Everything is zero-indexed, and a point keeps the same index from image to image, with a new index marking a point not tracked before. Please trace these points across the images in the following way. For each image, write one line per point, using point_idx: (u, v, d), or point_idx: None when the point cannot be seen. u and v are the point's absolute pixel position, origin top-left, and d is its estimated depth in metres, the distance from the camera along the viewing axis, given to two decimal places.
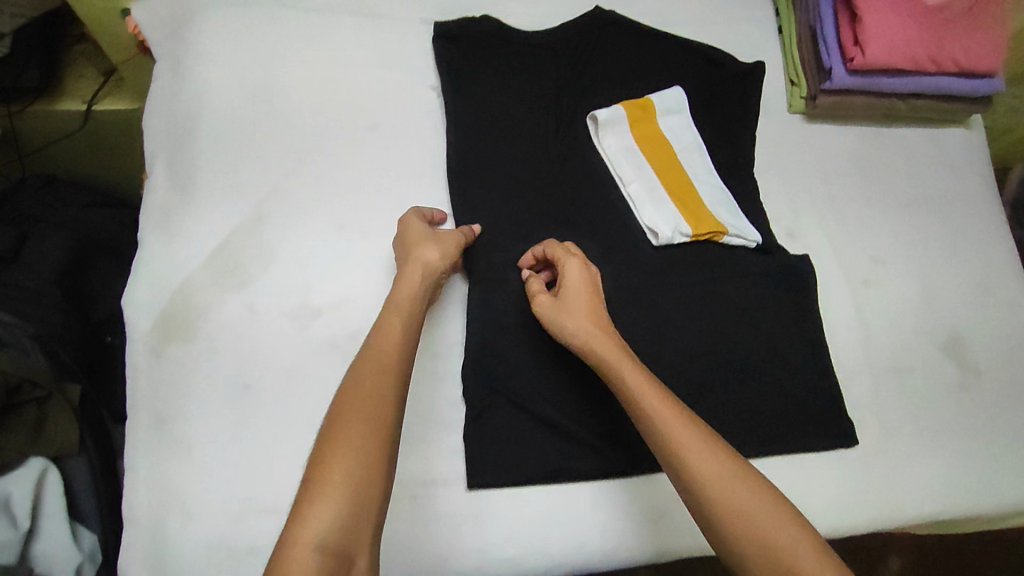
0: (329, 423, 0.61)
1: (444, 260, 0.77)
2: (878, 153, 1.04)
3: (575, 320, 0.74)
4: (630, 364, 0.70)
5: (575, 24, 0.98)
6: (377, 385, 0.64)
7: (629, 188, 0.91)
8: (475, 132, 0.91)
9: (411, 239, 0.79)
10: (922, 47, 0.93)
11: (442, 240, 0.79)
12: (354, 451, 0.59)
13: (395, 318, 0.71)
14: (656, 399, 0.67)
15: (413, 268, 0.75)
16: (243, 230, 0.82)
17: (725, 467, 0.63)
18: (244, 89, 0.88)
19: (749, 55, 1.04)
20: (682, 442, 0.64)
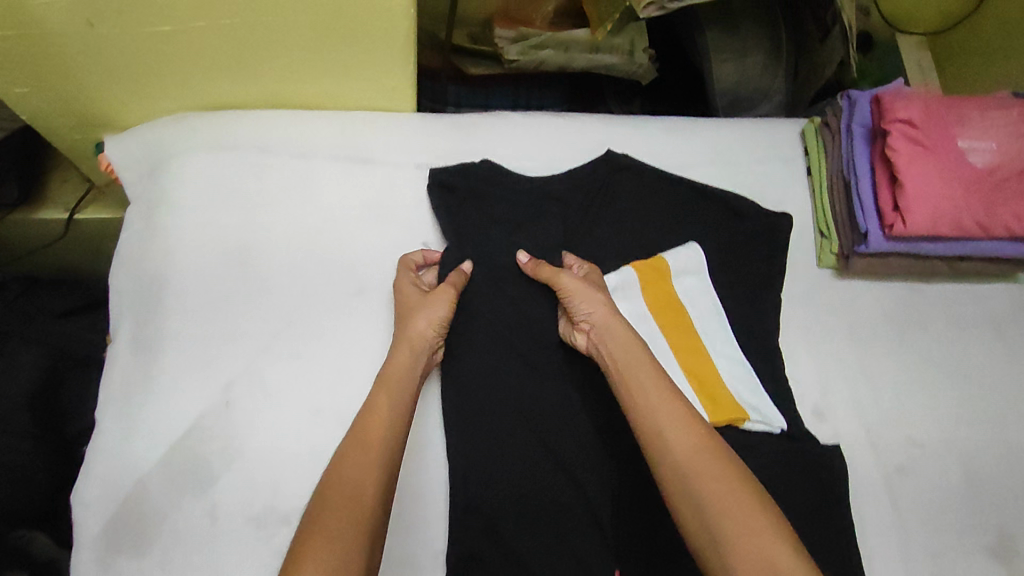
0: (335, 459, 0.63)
1: (437, 328, 0.75)
2: (918, 312, 0.94)
3: (588, 300, 0.76)
4: (633, 343, 0.73)
5: (585, 172, 0.91)
6: (385, 424, 0.66)
7: None
8: (470, 298, 0.83)
9: (403, 304, 0.77)
10: (970, 213, 0.83)
11: (432, 304, 0.76)
12: (358, 486, 0.61)
13: (383, 394, 0.69)
14: (656, 380, 0.69)
15: (403, 343, 0.73)
16: (209, 418, 0.74)
17: (709, 452, 0.62)
18: (219, 249, 0.80)
19: (775, 202, 0.95)
20: (666, 421, 0.65)
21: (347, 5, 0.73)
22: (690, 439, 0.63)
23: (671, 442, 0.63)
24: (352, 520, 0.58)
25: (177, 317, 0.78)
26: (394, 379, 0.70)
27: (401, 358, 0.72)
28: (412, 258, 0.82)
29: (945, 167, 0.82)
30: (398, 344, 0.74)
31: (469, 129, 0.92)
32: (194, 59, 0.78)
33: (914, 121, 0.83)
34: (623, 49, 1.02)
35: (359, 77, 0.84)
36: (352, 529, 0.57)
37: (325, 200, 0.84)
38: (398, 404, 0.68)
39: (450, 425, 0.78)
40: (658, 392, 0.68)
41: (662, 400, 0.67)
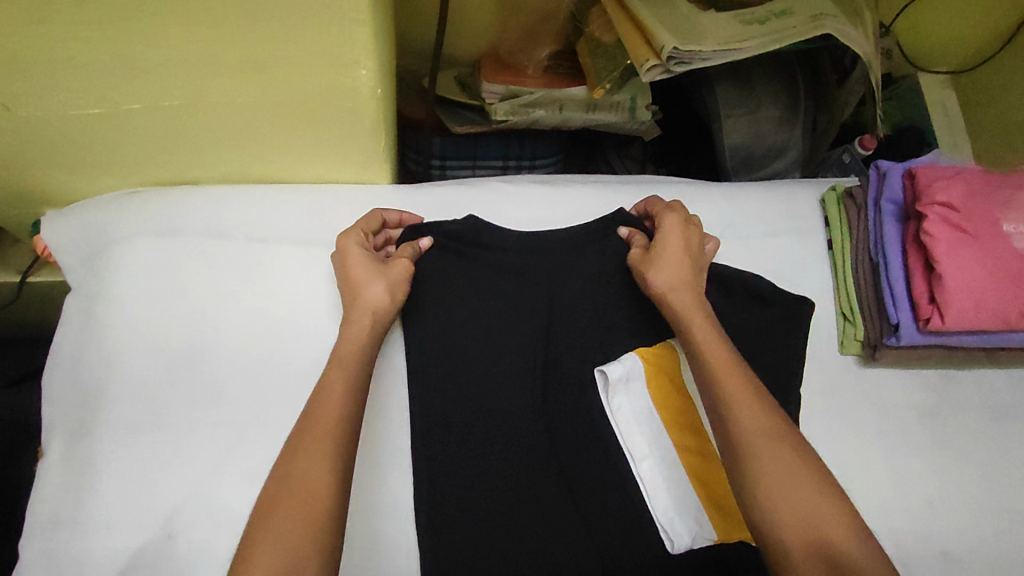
0: (286, 448, 0.57)
1: (393, 297, 0.69)
2: (954, 404, 0.84)
3: (660, 273, 0.72)
4: (702, 319, 0.69)
5: (583, 240, 0.81)
6: (337, 409, 0.59)
7: (641, 469, 0.73)
8: (447, 403, 0.73)
9: (353, 274, 0.70)
10: (1017, 305, 0.73)
11: (389, 274, 0.70)
12: (315, 475, 0.55)
13: (337, 372, 0.62)
14: (718, 351, 0.66)
15: (358, 314, 0.67)
16: (146, 555, 0.64)
17: (772, 428, 0.60)
18: (165, 352, 0.71)
19: (793, 280, 0.86)
20: (730, 392, 0.62)
21: (300, 82, 0.63)
22: (757, 415, 0.61)
23: (733, 415, 0.61)
24: (309, 517, 0.53)
25: (115, 432, 0.68)
26: (343, 360, 0.64)
27: (357, 327, 0.66)
28: (383, 216, 0.78)
29: (989, 256, 0.73)
30: (351, 313, 0.67)
31: (451, 205, 0.83)
32: (135, 140, 0.69)
33: (955, 204, 0.73)
34: (624, 105, 0.92)
35: (322, 150, 0.74)
36: (308, 523, 0.52)
37: (286, 293, 0.75)
38: (350, 377, 0.62)
39: (424, 553, 0.67)
40: (722, 364, 0.65)
41: (726, 371, 0.64)
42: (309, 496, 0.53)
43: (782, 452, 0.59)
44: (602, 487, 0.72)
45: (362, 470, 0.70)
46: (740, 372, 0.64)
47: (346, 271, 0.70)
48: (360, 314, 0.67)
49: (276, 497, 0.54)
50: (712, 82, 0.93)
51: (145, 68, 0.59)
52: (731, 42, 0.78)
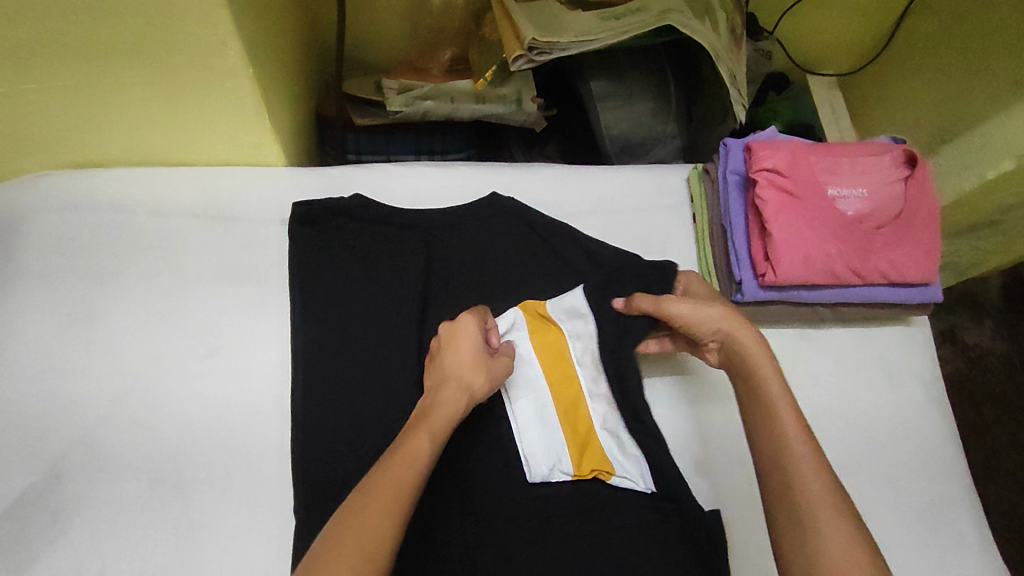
0: (357, 493, 0.53)
1: (486, 392, 0.69)
2: (805, 360, 0.93)
3: (705, 311, 0.76)
4: (781, 387, 0.68)
5: (464, 218, 0.89)
6: (417, 465, 0.57)
7: (515, 406, 0.79)
8: (325, 358, 0.79)
9: (463, 350, 0.70)
10: (843, 261, 0.82)
11: (490, 369, 0.70)
12: (378, 530, 0.51)
13: (423, 437, 0.60)
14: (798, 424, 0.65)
15: (456, 392, 0.66)
16: (33, 494, 0.70)
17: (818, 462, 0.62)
18: (62, 313, 0.77)
19: (659, 249, 0.94)
20: (779, 420, 0.65)
21: (177, 63, 0.71)
22: (810, 468, 0.61)
23: (784, 441, 0.63)
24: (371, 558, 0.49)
25: (9, 386, 0.74)
26: (434, 423, 0.62)
27: (449, 406, 0.64)
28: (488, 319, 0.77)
29: (814, 215, 0.82)
30: (442, 390, 0.66)
31: (340, 182, 0.90)
32: (36, 118, 0.77)
33: (781, 169, 0.82)
34: (509, 98, 1.02)
35: (214, 130, 0.82)
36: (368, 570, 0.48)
37: (182, 260, 0.82)
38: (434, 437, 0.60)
39: (298, 494, 0.73)
40: (780, 399, 0.67)
41: (786, 411, 0.66)
42: (374, 543, 0.50)
43: (823, 481, 0.60)
44: (467, 430, 0.78)
45: (242, 417, 0.76)
46: (792, 406, 0.66)
47: (452, 351, 0.70)
48: (449, 393, 0.66)
49: (339, 537, 0.50)
50: (586, 76, 1.02)
51: (31, 47, 0.66)
52: (586, 35, 0.88)
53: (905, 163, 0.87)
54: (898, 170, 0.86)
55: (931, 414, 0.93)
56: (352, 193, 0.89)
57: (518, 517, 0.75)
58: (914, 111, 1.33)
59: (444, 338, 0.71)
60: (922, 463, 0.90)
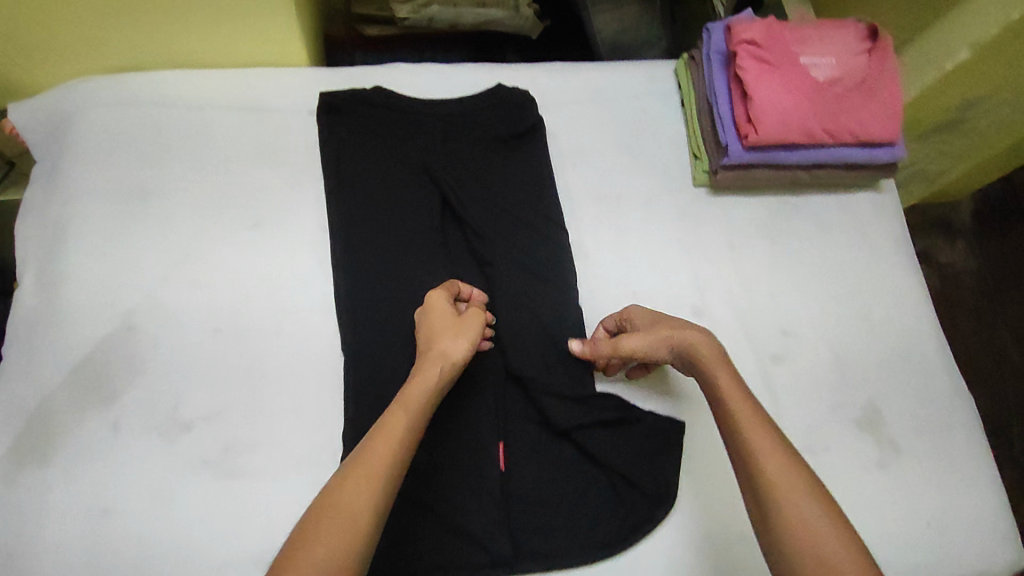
0: (337, 475, 0.60)
1: (468, 352, 0.72)
2: (789, 221, 1.02)
3: (662, 348, 0.75)
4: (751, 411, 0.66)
5: (475, 101, 0.97)
6: (393, 445, 0.62)
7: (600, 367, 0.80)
8: (359, 223, 0.88)
9: (435, 326, 0.74)
10: (817, 120, 0.92)
11: (466, 330, 0.73)
12: (351, 511, 0.57)
13: (401, 415, 0.64)
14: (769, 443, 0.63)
15: (431, 362, 0.70)
16: (112, 342, 0.79)
17: (791, 462, 0.62)
18: (121, 194, 0.86)
19: (652, 129, 1.03)
20: (749, 426, 0.64)
21: None
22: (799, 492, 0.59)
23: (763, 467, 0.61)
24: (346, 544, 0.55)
25: (79, 255, 0.82)
26: (410, 399, 0.66)
27: (426, 378, 0.68)
28: (459, 282, 0.81)
29: (790, 80, 0.91)
30: (421, 363, 0.70)
31: (359, 77, 0.98)
32: (78, 16, 0.83)
33: (757, 41, 0.92)
34: (508, 3, 1.10)
35: (242, 24, 0.90)
36: (345, 547, 0.55)
37: (221, 147, 0.90)
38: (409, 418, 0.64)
39: (346, 332, 0.83)
40: (751, 423, 0.65)
41: (764, 442, 0.63)
42: (350, 527, 0.56)
43: (807, 489, 0.60)
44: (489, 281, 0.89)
45: (288, 277, 0.85)
46: (756, 411, 0.66)
47: (427, 327, 0.74)
48: (428, 365, 0.70)
49: (319, 511, 0.57)
50: None
51: None
52: None
53: (868, 38, 0.97)
54: (863, 44, 0.96)
55: (902, 265, 1.03)
56: (371, 84, 0.97)
57: (541, 348, 0.85)
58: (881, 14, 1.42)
59: (422, 321, 0.75)
60: (898, 304, 1.00)
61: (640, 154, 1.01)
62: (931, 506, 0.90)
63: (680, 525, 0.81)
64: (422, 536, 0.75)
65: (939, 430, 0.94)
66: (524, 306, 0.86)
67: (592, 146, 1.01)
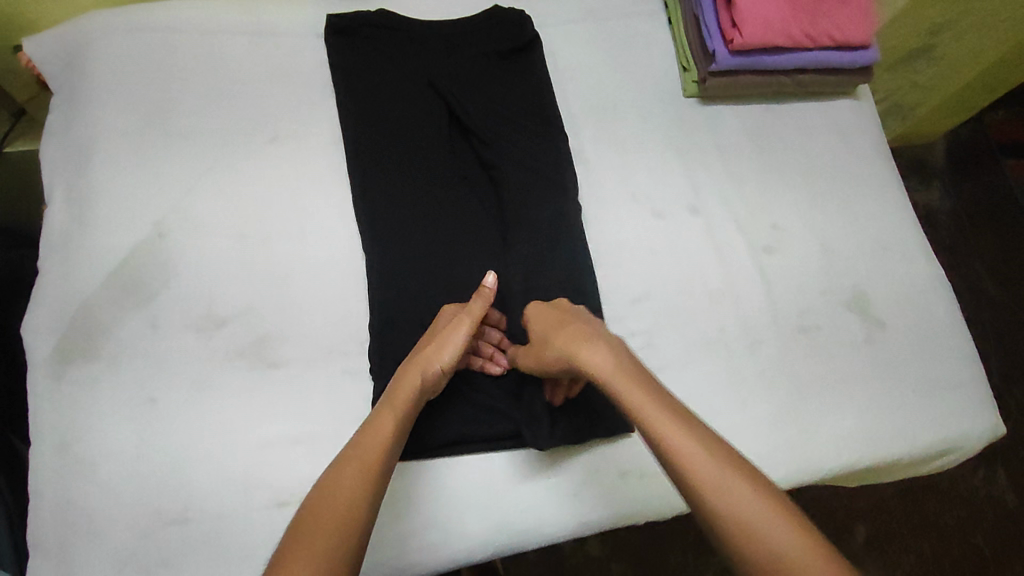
0: (330, 470, 0.63)
1: (451, 357, 0.75)
2: (775, 127, 1.08)
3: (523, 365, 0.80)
4: (676, 425, 0.62)
5: (472, 20, 1.02)
6: (382, 440, 0.66)
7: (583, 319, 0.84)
8: (371, 134, 0.92)
9: (428, 337, 0.79)
10: (796, 24, 0.98)
11: (450, 336, 0.76)
12: (347, 498, 0.60)
13: (388, 414, 0.69)
14: (700, 457, 0.59)
15: (415, 365, 0.74)
16: (144, 248, 0.82)
17: (767, 509, 0.55)
18: (143, 114, 0.89)
19: (641, 46, 1.09)
20: (709, 479, 0.57)
21: None
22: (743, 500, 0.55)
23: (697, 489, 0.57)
24: (338, 529, 0.57)
25: (106, 171, 0.86)
26: (398, 398, 0.71)
27: (410, 380, 0.73)
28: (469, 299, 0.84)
29: None
30: (405, 367, 0.75)
31: (362, 2, 1.02)
32: None
33: None
34: None
35: None
36: (338, 530, 0.57)
37: (234, 69, 0.94)
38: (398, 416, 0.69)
39: (366, 234, 0.87)
40: (679, 442, 0.60)
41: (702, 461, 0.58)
42: (342, 513, 0.58)
43: (756, 506, 0.55)
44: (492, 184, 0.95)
45: (308, 186, 0.89)
46: (691, 434, 0.61)
47: (425, 336, 0.79)
48: (412, 371, 0.74)
49: (311, 509, 0.59)
50: None
51: None
52: None
53: None
54: None
55: (879, 166, 1.10)
56: (374, 7, 1.01)
57: (548, 237, 0.91)
58: None
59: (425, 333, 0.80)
60: (880, 200, 1.06)
61: (632, 69, 1.07)
62: (923, 378, 0.95)
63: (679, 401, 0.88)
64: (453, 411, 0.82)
65: (924, 310, 1.00)
66: (530, 205, 0.92)
67: (587, 63, 1.06)
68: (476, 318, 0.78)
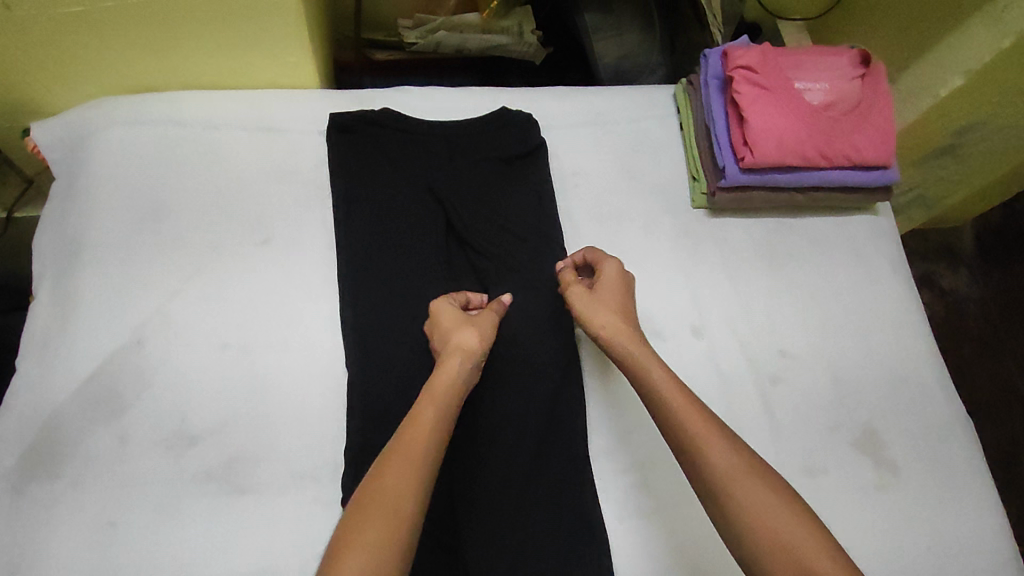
0: (374, 469, 0.65)
1: (484, 341, 0.78)
2: (786, 243, 1.04)
3: (601, 317, 0.82)
4: (687, 402, 0.74)
5: (478, 124, 1.00)
6: (428, 435, 0.67)
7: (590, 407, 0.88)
8: (364, 241, 0.90)
9: (446, 324, 0.79)
10: (811, 144, 0.94)
11: (478, 326, 0.79)
12: (396, 489, 0.62)
13: (426, 405, 0.70)
14: (707, 428, 0.71)
15: (450, 355, 0.75)
16: (121, 354, 0.80)
17: (747, 466, 0.68)
18: (137, 210, 0.88)
19: (651, 153, 1.06)
20: (705, 440, 0.70)
21: None
22: (745, 468, 0.68)
23: (701, 453, 0.69)
24: (388, 529, 0.60)
25: (93, 270, 0.84)
26: (438, 389, 0.72)
27: (447, 371, 0.74)
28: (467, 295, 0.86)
29: (784, 104, 0.94)
30: (441, 359, 0.75)
31: (367, 99, 1.01)
32: (103, 39, 0.87)
33: (754, 66, 0.95)
34: (512, 30, 1.14)
35: (259, 49, 0.93)
36: (389, 528, 0.60)
37: (234, 165, 0.93)
38: (441, 410, 0.70)
39: (350, 350, 0.84)
40: (691, 414, 0.72)
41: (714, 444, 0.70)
42: (394, 508, 0.61)
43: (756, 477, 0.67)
44: (487, 296, 0.91)
45: (297, 293, 0.87)
46: (696, 411, 0.73)
47: (439, 328, 0.79)
48: (449, 361, 0.75)
49: (363, 501, 0.62)
50: (580, 8, 1.15)
51: None
52: None
53: (861, 63, 1.00)
54: (855, 69, 0.99)
55: (896, 286, 1.04)
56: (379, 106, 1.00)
57: (525, 365, 0.87)
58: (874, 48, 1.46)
59: (433, 324, 0.81)
60: (895, 326, 1.01)
61: (640, 176, 1.04)
62: (936, 532, 0.88)
63: (672, 553, 0.81)
64: (425, 560, 0.77)
65: (941, 453, 0.93)
66: (517, 325, 0.89)
67: (592, 169, 1.04)
68: (495, 316, 0.83)
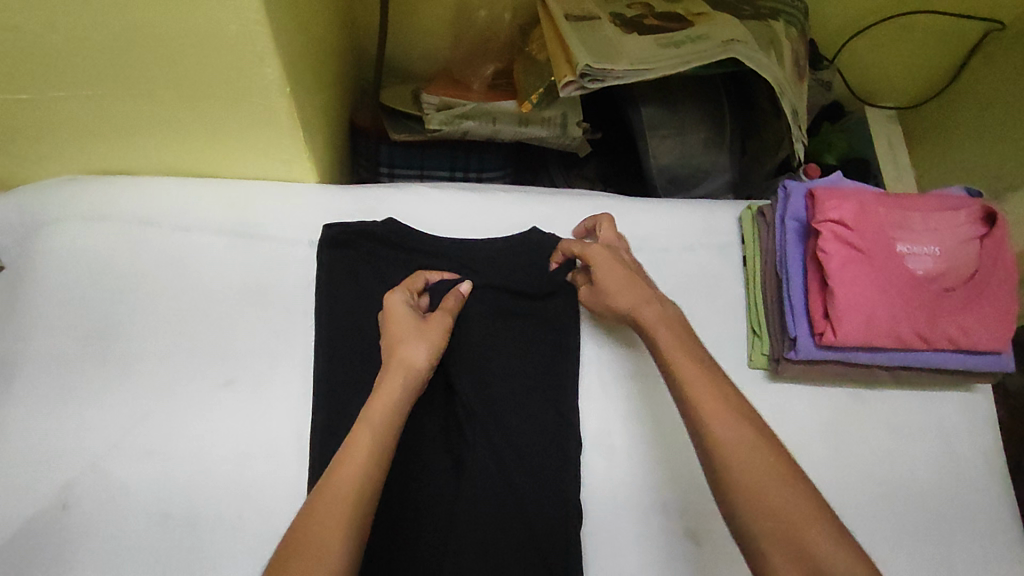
0: (302, 512, 0.52)
1: (432, 360, 0.67)
2: (859, 425, 0.85)
3: (607, 285, 0.72)
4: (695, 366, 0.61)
5: (500, 247, 0.84)
6: (361, 470, 0.55)
7: None
8: (347, 393, 0.76)
9: (394, 332, 0.69)
10: (907, 324, 0.75)
11: (428, 336, 0.68)
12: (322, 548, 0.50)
13: (364, 432, 0.58)
14: (717, 406, 0.58)
15: (394, 371, 0.64)
16: (40, 520, 0.68)
17: (757, 452, 0.55)
18: (82, 332, 0.75)
19: (705, 293, 0.87)
20: (711, 422, 0.57)
21: (202, 77, 0.66)
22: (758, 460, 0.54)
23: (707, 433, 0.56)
24: None
25: (25, 405, 0.72)
26: (376, 407, 0.60)
27: (389, 387, 0.62)
28: (426, 276, 0.79)
29: (880, 272, 0.75)
30: (385, 373, 0.64)
31: (373, 206, 0.85)
32: (61, 127, 0.73)
33: (847, 221, 0.76)
34: (554, 121, 0.98)
35: (247, 146, 0.78)
36: None
37: (206, 280, 0.79)
38: (381, 431, 0.58)
39: None
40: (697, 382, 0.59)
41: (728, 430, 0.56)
42: None
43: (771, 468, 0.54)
44: (486, 479, 0.76)
45: (259, 453, 0.73)
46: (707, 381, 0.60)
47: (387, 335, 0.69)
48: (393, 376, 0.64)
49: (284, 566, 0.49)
50: (638, 102, 0.97)
51: (56, 50, 0.62)
52: (643, 62, 0.82)
53: (982, 221, 0.80)
54: (974, 228, 0.79)
55: (990, 493, 0.85)
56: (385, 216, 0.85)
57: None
58: (979, 157, 1.24)
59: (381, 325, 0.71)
60: (980, 544, 0.83)
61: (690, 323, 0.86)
62: None
63: None
64: None
65: None
66: (510, 527, 0.75)
67: None
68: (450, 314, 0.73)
